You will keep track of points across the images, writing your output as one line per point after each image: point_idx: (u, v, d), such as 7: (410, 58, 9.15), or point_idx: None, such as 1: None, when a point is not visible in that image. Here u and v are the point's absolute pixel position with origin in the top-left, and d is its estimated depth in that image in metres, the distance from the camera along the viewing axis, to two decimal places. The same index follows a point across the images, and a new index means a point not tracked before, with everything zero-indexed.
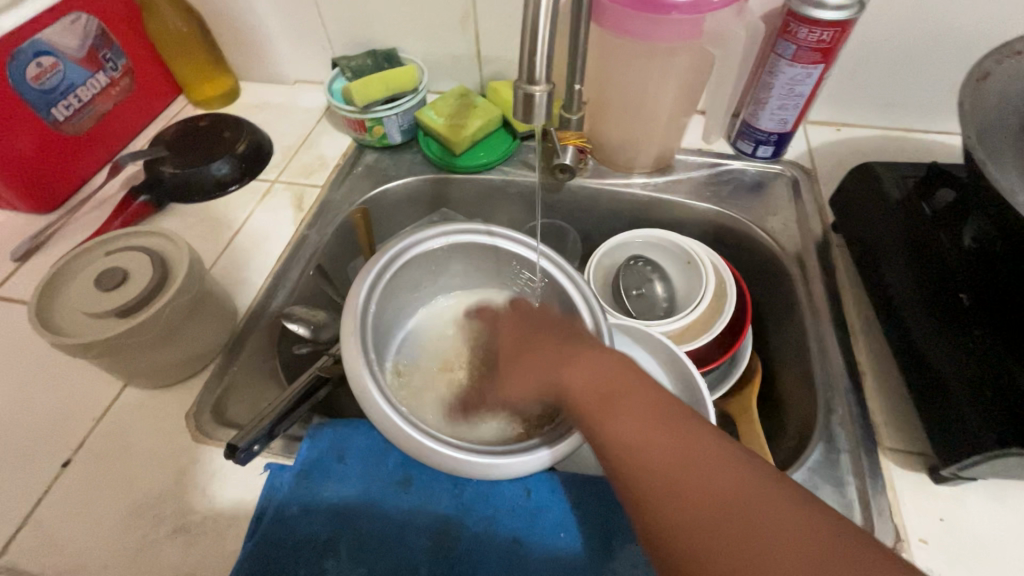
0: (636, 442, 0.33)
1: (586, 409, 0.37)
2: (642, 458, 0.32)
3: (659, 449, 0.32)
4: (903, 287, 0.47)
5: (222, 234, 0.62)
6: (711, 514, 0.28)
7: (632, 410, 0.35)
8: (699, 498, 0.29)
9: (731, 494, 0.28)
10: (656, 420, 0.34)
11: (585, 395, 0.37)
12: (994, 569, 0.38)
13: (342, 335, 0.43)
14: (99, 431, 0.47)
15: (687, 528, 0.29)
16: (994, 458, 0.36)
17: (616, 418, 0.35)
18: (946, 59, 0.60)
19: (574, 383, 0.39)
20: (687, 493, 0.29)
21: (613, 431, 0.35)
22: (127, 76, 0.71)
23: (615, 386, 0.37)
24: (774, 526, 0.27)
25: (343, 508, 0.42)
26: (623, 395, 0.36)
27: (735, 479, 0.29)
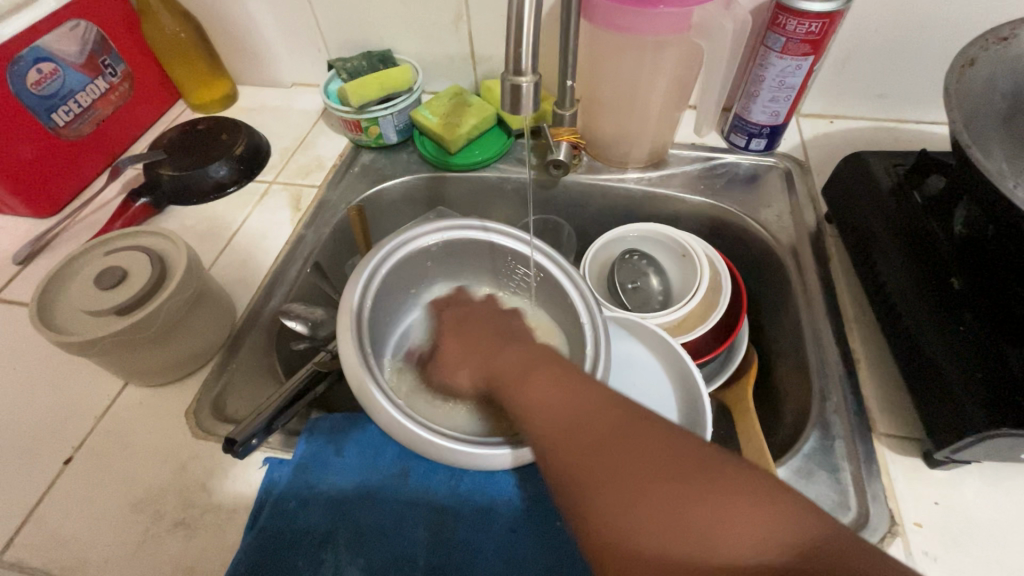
0: (546, 401, 0.34)
1: (507, 380, 0.39)
2: (550, 413, 0.33)
3: (570, 423, 0.32)
4: (896, 276, 0.47)
5: (221, 235, 0.63)
6: (607, 456, 0.29)
7: (542, 376, 0.36)
8: (597, 442, 0.30)
9: (626, 435, 0.29)
10: (564, 380, 0.35)
11: (510, 376, 0.39)
12: (989, 552, 0.38)
13: (339, 330, 0.43)
14: (101, 429, 0.47)
15: (585, 471, 0.29)
16: (987, 439, 0.36)
17: (527, 384, 0.36)
18: (936, 49, 0.60)
19: (500, 362, 0.41)
20: (587, 438, 0.30)
21: (524, 397, 0.36)
22: (126, 81, 0.72)
23: (540, 358, 0.39)
24: (662, 460, 0.28)
25: (341, 501, 0.42)
26: (537, 366, 0.37)
27: (632, 422, 0.30)
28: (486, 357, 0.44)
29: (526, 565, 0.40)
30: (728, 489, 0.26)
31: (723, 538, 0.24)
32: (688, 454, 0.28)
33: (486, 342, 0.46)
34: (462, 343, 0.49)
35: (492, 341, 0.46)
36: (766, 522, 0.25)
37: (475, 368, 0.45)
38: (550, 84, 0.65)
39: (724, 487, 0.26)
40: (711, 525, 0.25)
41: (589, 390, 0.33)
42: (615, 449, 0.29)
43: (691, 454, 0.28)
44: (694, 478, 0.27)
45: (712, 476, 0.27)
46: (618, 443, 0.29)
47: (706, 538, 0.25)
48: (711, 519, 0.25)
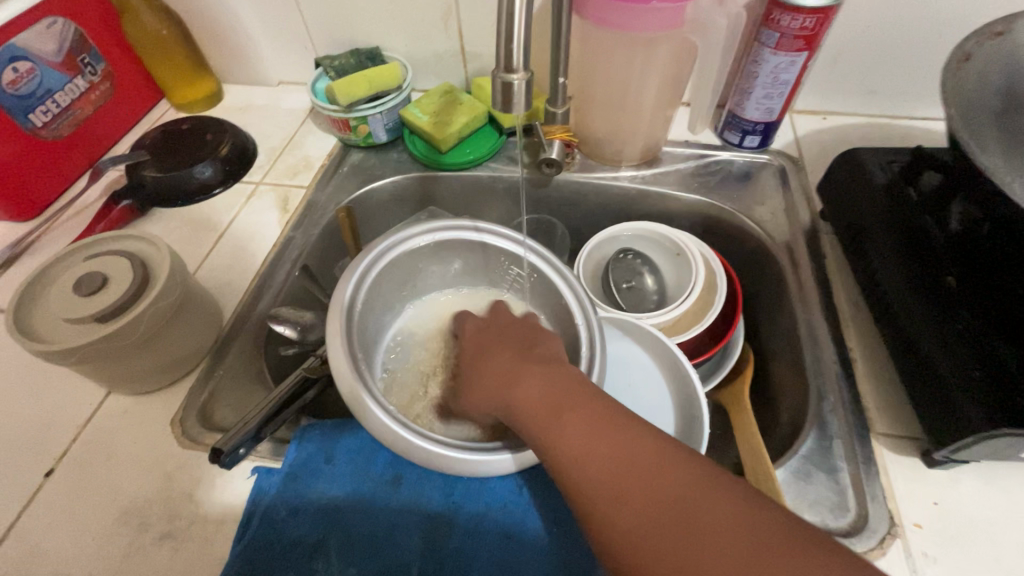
0: (595, 460, 0.32)
1: (538, 418, 0.36)
2: (606, 477, 0.31)
3: (620, 465, 0.31)
4: (891, 273, 0.46)
5: (207, 238, 0.62)
6: (687, 543, 0.27)
7: (586, 424, 0.33)
8: (669, 523, 0.28)
9: (703, 517, 0.27)
10: (613, 431, 0.33)
11: (535, 400, 0.37)
12: (987, 551, 0.38)
13: (328, 333, 0.42)
14: (84, 439, 0.46)
15: (661, 558, 0.27)
16: (985, 439, 0.36)
17: (567, 431, 0.34)
18: (928, 45, 0.60)
19: (521, 391, 0.38)
20: (658, 518, 0.28)
21: (567, 448, 0.33)
22: (107, 80, 0.70)
23: (565, 392, 0.36)
24: (728, 526, 0.27)
25: (332, 510, 0.41)
26: (578, 404, 0.35)
27: (704, 497, 0.28)
28: (506, 376, 0.40)
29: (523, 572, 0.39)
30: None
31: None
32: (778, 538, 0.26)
33: (504, 350, 0.42)
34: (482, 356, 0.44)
35: (511, 357, 0.42)
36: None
37: (490, 393, 0.41)
38: (542, 81, 0.64)
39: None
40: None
41: (647, 449, 0.31)
42: (692, 534, 0.27)
43: (783, 537, 0.26)
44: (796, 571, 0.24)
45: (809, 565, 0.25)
46: (696, 525, 0.27)
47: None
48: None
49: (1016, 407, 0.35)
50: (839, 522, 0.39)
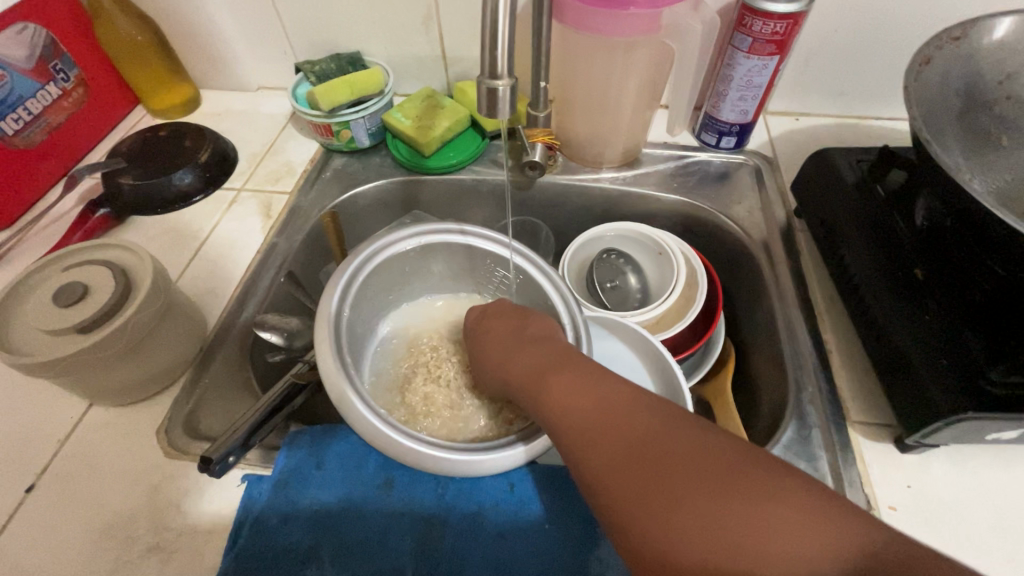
0: (569, 407, 0.33)
1: (528, 386, 0.38)
2: (577, 418, 0.32)
3: (591, 405, 0.32)
4: (863, 267, 0.48)
5: (188, 245, 0.61)
6: (642, 467, 0.28)
7: (565, 379, 0.35)
8: (628, 454, 0.29)
9: (662, 446, 0.28)
10: (591, 382, 0.34)
11: (527, 368, 0.39)
12: (957, 530, 0.39)
13: (317, 341, 0.42)
14: (65, 452, 0.45)
15: (619, 485, 0.29)
16: (954, 424, 0.38)
17: (549, 390, 0.36)
18: (892, 48, 0.63)
19: (515, 368, 0.40)
20: (618, 449, 0.30)
21: (548, 402, 0.35)
22: (80, 87, 0.69)
23: (552, 362, 0.38)
24: (685, 453, 0.28)
25: (324, 515, 0.41)
26: (562, 366, 0.37)
27: (662, 428, 0.29)
28: (504, 356, 0.43)
29: (516, 570, 0.40)
30: (774, 497, 0.25)
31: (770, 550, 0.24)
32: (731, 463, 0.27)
33: (504, 329, 0.45)
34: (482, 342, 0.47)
35: (507, 336, 0.44)
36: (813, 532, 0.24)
37: (492, 369, 0.44)
38: (524, 85, 0.65)
39: (768, 493, 0.25)
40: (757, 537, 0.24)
41: (616, 393, 0.33)
42: (648, 459, 0.28)
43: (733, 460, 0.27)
44: (743, 490, 0.25)
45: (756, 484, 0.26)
46: (654, 455, 0.28)
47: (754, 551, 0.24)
48: (756, 532, 0.24)
49: (983, 391, 0.37)
50: None
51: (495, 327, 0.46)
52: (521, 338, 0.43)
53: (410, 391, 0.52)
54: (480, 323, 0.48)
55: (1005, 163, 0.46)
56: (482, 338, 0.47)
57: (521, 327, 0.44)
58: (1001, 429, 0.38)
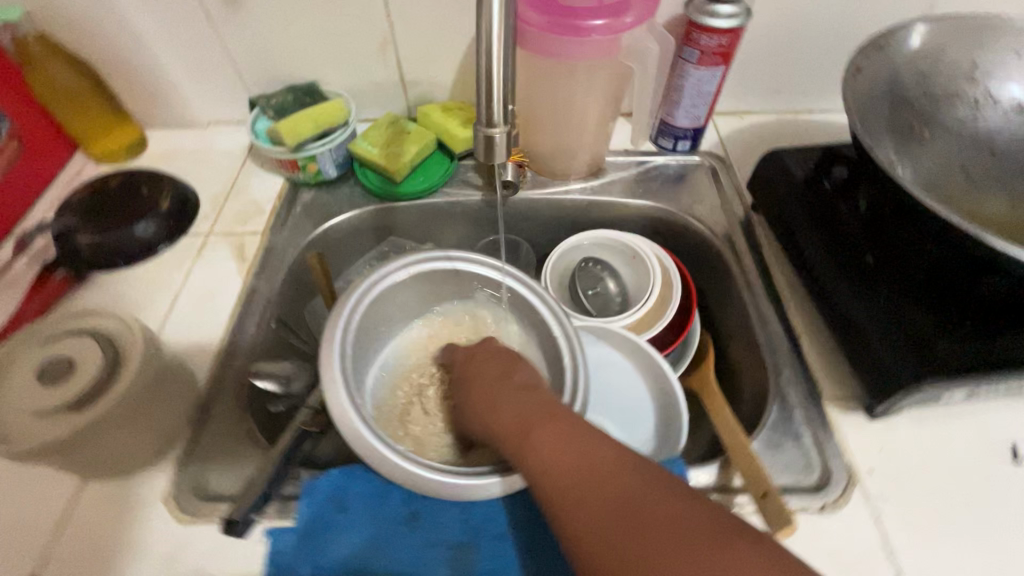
0: (558, 465, 0.35)
1: (516, 437, 0.39)
2: (566, 481, 0.34)
3: (579, 471, 0.34)
4: (817, 256, 0.53)
5: (161, 299, 0.59)
6: (630, 536, 0.29)
7: (555, 437, 0.37)
8: (615, 522, 0.30)
9: (646, 516, 0.30)
10: (578, 442, 0.36)
11: (510, 419, 0.41)
12: (925, 483, 0.45)
13: (327, 386, 0.43)
14: (65, 536, 0.43)
15: (607, 551, 0.30)
16: (915, 389, 0.43)
17: (537, 445, 0.37)
18: (818, 49, 0.69)
19: (501, 416, 0.41)
20: (607, 517, 0.31)
21: (537, 459, 0.36)
22: (14, 140, 0.65)
23: (539, 414, 0.40)
24: (666, 524, 0.29)
25: (354, 559, 0.42)
26: (546, 421, 0.38)
27: (650, 493, 0.31)
28: (486, 403, 0.44)
29: None
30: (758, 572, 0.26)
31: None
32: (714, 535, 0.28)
33: (486, 377, 0.46)
34: (467, 386, 0.47)
35: (494, 381, 0.45)
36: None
37: (475, 417, 0.44)
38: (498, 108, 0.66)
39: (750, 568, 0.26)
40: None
41: (606, 456, 0.34)
42: (633, 524, 0.30)
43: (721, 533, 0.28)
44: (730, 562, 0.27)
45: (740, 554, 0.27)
46: (638, 523, 0.29)
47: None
48: None
49: (937, 360, 0.43)
50: (810, 481, 0.45)
51: (478, 376, 0.47)
52: (503, 387, 0.44)
53: (409, 419, 0.54)
54: (465, 370, 0.49)
55: (926, 153, 0.53)
56: (465, 384, 0.47)
57: (504, 375, 0.45)
58: (949, 390, 0.44)
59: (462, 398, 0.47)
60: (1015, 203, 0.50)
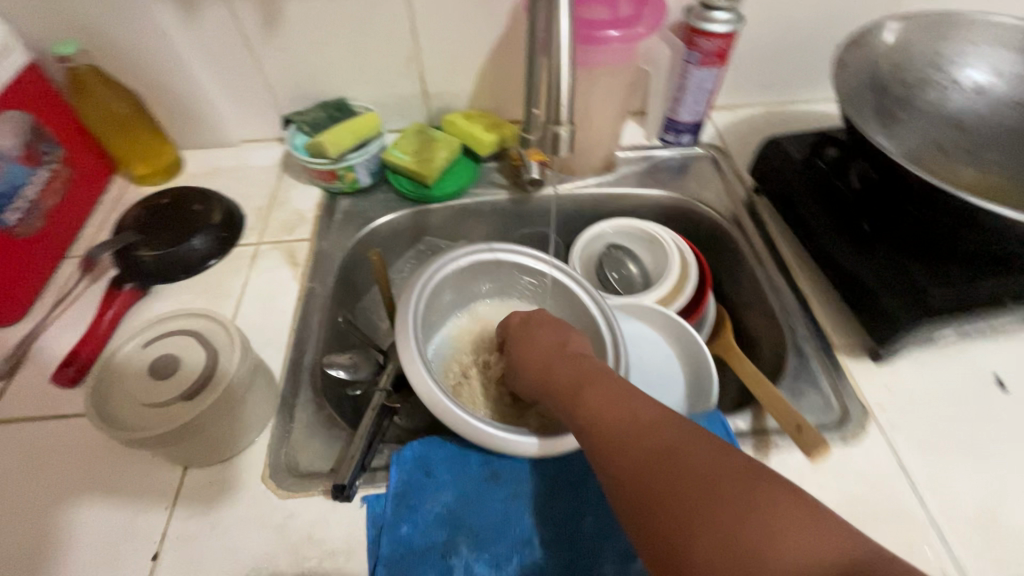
0: (606, 417, 0.41)
1: (571, 394, 0.45)
2: (614, 434, 0.39)
3: (623, 421, 0.39)
4: (821, 226, 0.60)
5: (226, 305, 0.63)
6: (668, 485, 0.34)
7: (603, 395, 0.43)
8: (655, 471, 0.35)
9: (678, 458, 0.35)
10: (624, 398, 0.41)
11: (565, 379, 0.47)
12: (928, 413, 0.52)
13: (407, 365, 0.48)
14: (179, 517, 0.47)
15: (645, 495, 0.35)
16: (914, 332, 0.50)
17: (588, 400, 0.43)
18: (800, 47, 0.77)
19: (558, 374, 0.48)
20: (648, 465, 0.36)
21: (587, 414, 0.42)
22: (67, 166, 0.68)
23: (593, 375, 0.46)
24: (694, 464, 0.34)
25: (446, 514, 0.47)
26: (597, 381, 0.45)
27: (688, 446, 0.36)
28: (543, 368, 0.50)
29: None
30: (765, 506, 0.31)
31: (777, 556, 0.29)
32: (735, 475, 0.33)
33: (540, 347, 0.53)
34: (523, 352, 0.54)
35: (552, 349, 0.51)
36: (812, 543, 0.30)
37: (534, 380, 0.51)
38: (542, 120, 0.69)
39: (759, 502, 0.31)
40: (759, 545, 0.30)
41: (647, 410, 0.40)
42: (666, 466, 0.35)
43: (751, 483, 0.33)
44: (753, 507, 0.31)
45: (769, 504, 0.31)
46: (670, 464, 0.35)
47: (759, 559, 0.30)
48: (757, 532, 0.30)
49: (931, 304, 0.50)
50: (830, 420, 0.52)
51: (534, 344, 0.53)
52: (559, 354, 0.50)
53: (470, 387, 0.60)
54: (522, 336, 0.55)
55: (905, 133, 0.60)
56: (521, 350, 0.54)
57: (555, 346, 0.52)
58: (947, 329, 0.51)
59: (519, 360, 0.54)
60: (986, 171, 0.58)
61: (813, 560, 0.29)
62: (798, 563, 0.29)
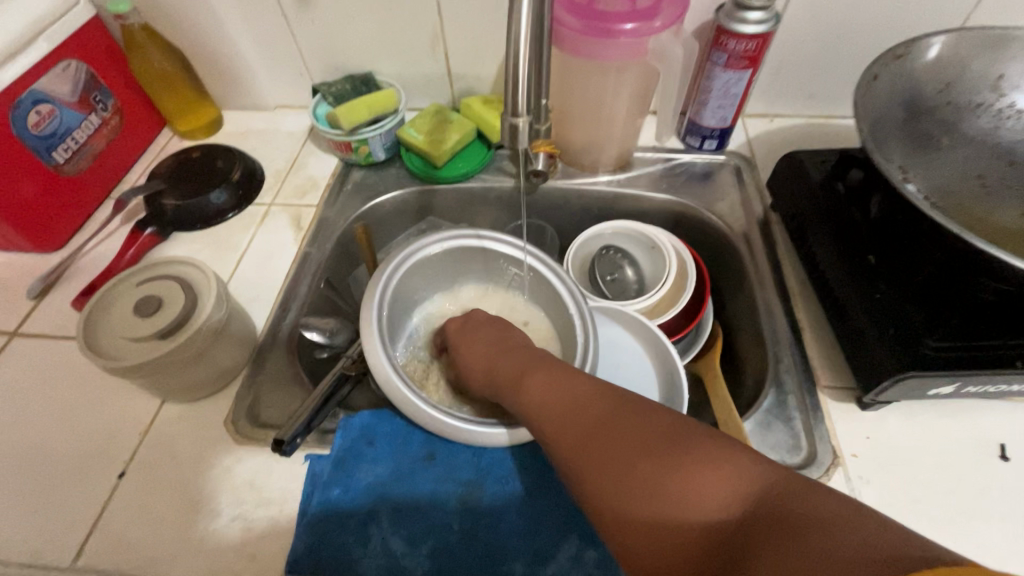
0: (545, 401, 0.40)
1: (512, 382, 0.45)
2: (551, 412, 0.39)
3: (558, 400, 0.39)
4: (826, 254, 0.56)
5: (230, 259, 0.67)
6: (601, 447, 0.34)
7: (542, 377, 0.42)
8: (591, 438, 0.35)
9: (613, 425, 0.35)
10: (560, 379, 0.41)
11: (504, 367, 0.47)
12: (906, 471, 0.48)
13: (364, 338, 0.50)
14: (147, 445, 0.52)
15: (582, 466, 0.34)
16: (899, 381, 0.45)
17: (528, 384, 0.43)
18: (852, 57, 0.70)
19: (501, 364, 0.48)
20: (583, 435, 0.35)
21: (527, 395, 0.42)
22: (116, 115, 0.75)
23: (533, 363, 0.45)
24: (631, 428, 0.34)
25: (378, 485, 0.49)
26: (534, 365, 0.44)
27: (619, 412, 0.35)
28: (489, 353, 0.50)
29: (546, 520, 0.47)
30: (696, 458, 0.30)
31: (696, 496, 0.29)
32: (668, 433, 0.32)
33: (491, 329, 0.53)
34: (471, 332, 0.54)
35: (497, 337, 0.52)
36: (733, 479, 0.29)
37: (480, 365, 0.50)
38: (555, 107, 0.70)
39: (692, 455, 0.30)
40: (684, 488, 0.30)
41: (581, 386, 0.39)
42: (601, 434, 0.35)
43: (678, 434, 0.32)
44: (678, 453, 0.31)
45: (694, 451, 0.31)
46: (606, 433, 0.34)
47: (685, 500, 0.29)
48: (686, 487, 0.29)
49: (924, 355, 0.45)
50: (793, 460, 0.49)
51: (484, 326, 0.54)
52: (505, 342, 0.50)
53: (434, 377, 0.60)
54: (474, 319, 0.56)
55: (943, 162, 0.54)
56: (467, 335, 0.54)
57: (510, 331, 0.52)
58: (941, 384, 0.46)
59: (464, 341, 0.54)
60: None
61: (733, 495, 0.28)
62: (718, 500, 0.29)
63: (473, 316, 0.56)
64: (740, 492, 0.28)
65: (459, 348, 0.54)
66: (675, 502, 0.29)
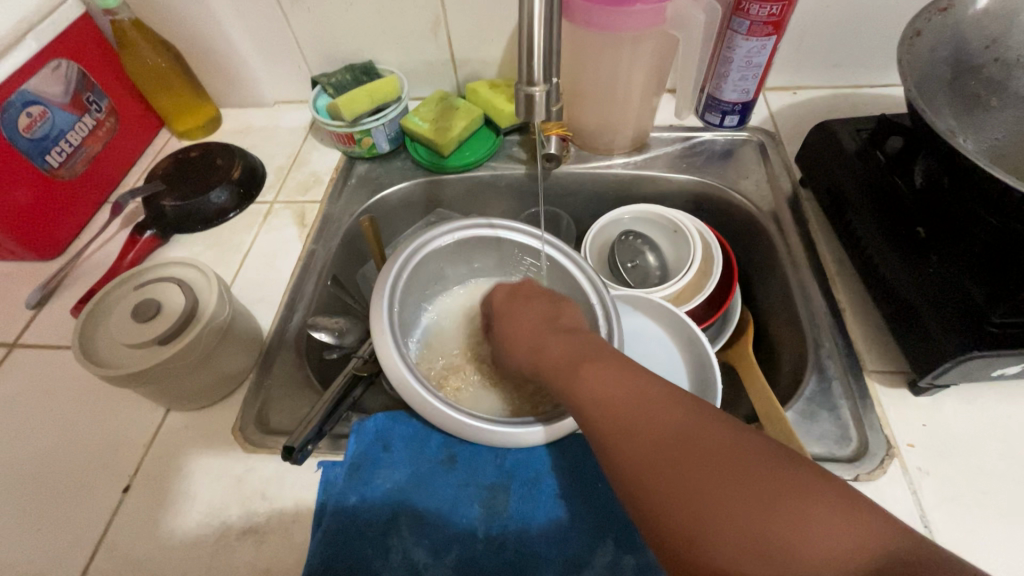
0: (603, 399, 0.35)
1: (560, 375, 0.40)
2: (611, 415, 0.34)
3: (625, 399, 0.35)
4: (868, 228, 0.52)
5: (233, 259, 0.65)
6: (680, 466, 0.30)
7: (599, 373, 0.37)
8: (665, 454, 0.31)
9: (696, 443, 0.30)
10: (622, 377, 0.36)
11: (551, 360, 0.42)
12: (970, 460, 0.44)
13: (375, 335, 0.47)
14: (153, 456, 0.49)
15: (659, 488, 0.30)
16: (962, 362, 0.42)
17: (582, 379, 0.38)
18: (881, 20, 0.66)
19: (548, 355, 0.42)
20: (658, 450, 0.31)
21: (581, 392, 0.37)
22: (111, 115, 0.73)
23: (588, 351, 0.40)
24: (719, 451, 0.30)
25: (397, 492, 0.46)
26: (592, 356, 0.40)
27: (703, 427, 0.31)
28: (535, 339, 0.45)
29: (578, 525, 0.44)
30: (805, 502, 0.27)
31: (804, 546, 0.26)
32: (766, 465, 0.29)
33: (533, 315, 0.48)
34: (512, 322, 0.49)
35: (539, 324, 0.46)
36: (845, 532, 0.26)
37: (524, 352, 0.45)
38: (567, 88, 0.66)
39: (798, 498, 0.27)
40: (789, 535, 0.26)
41: (652, 388, 0.35)
42: (680, 453, 0.30)
43: (777, 467, 0.28)
44: (779, 493, 0.27)
45: (795, 487, 0.27)
46: (687, 450, 0.30)
47: (790, 547, 0.26)
48: (793, 535, 0.26)
49: (987, 332, 0.41)
50: (843, 452, 0.45)
51: (529, 312, 0.48)
52: (549, 328, 0.45)
53: (456, 376, 0.57)
54: (512, 309, 0.50)
55: (992, 123, 0.50)
56: (507, 330, 0.49)
57: (551, 317, 0.47)
58: (1008, 364, 0.42)
59: (507, 334, 0.49)
60: None
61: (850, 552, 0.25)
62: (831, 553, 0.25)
63: (514, 292, 0.52)
64: (861, 547, 0.25)
65: (505, 332, 0.49)
66: (778, 547, 0.26)
